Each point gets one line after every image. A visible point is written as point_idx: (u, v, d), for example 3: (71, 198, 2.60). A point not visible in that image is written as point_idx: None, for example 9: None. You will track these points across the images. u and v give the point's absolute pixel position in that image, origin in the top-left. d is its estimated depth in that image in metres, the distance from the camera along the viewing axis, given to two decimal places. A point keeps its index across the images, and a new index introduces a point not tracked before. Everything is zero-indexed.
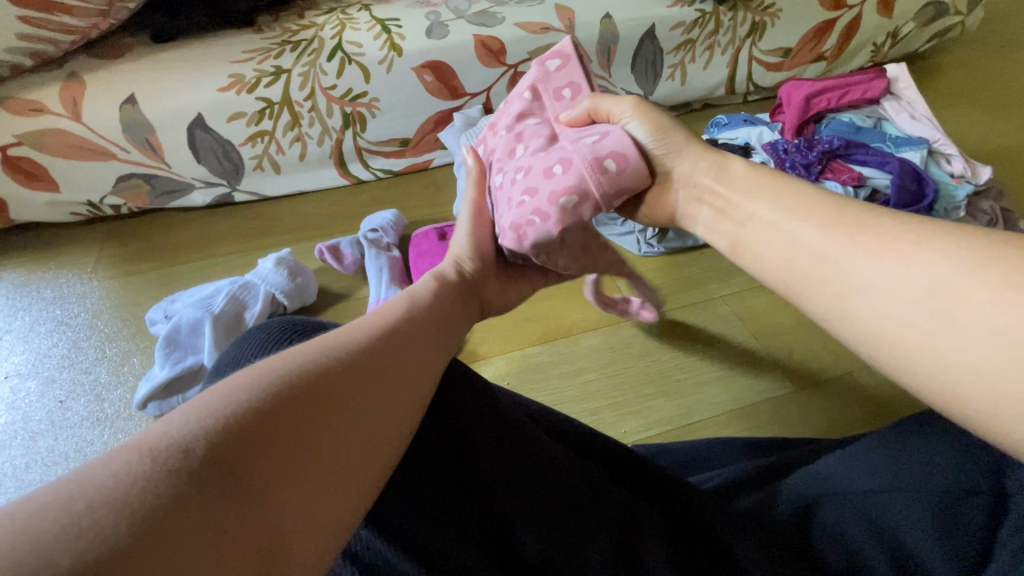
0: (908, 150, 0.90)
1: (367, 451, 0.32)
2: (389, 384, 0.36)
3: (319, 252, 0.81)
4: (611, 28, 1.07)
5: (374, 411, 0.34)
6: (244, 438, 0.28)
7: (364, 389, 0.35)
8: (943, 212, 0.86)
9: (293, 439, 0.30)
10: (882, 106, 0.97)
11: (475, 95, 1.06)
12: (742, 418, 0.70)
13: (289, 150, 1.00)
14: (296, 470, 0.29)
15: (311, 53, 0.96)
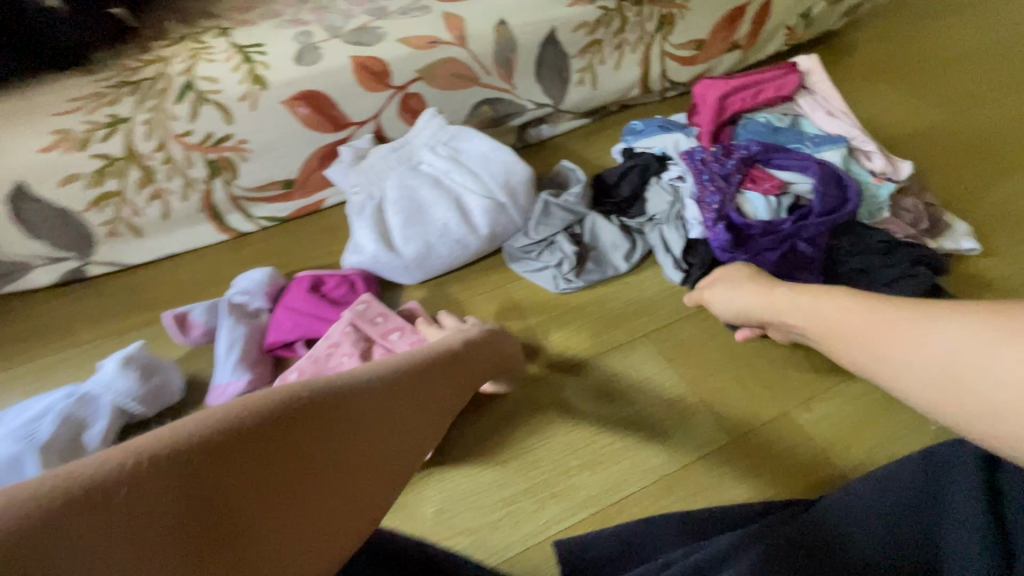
0: (828, 150, 0.84)
1: (324, 536, 0.34)
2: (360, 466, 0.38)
3: (163, 320, 0.72)
4: (507, 35, 0.96)
5: (342, 496, 0.36)
6: (205, 491, 0.30)
7: (337, 459, 0.36)
8: (867, 214, 0.82)
9: (271, 490, 0.32)
10: (798, 103, 0.92)
11: (363, 124, 0.95)
12: (676, 486, 0.62)
13: (147, 210, 0.86)
14: (272, 516, 0.32)
15: (156, 95, 0.81)
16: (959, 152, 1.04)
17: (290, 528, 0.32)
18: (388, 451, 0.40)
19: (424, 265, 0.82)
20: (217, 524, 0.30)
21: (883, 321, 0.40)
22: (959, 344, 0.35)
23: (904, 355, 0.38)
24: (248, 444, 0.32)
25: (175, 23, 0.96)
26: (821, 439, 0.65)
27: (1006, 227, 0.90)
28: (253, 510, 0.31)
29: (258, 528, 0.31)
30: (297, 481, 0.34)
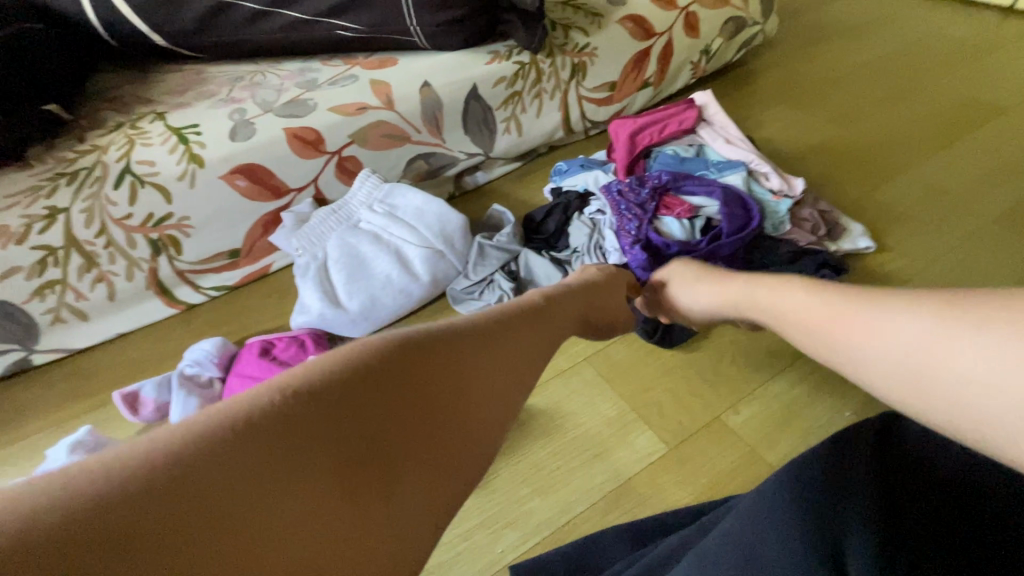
0: (730, 174, 0.93)
1: (451, 472, 0.38)
2: (468, 409, 0.41)
3: (114, 400, 0.74)
4: (432, 95, 1.04)
5: (455, 436, 0.39)
6: (345, 430, 0.33)
7: (445, 407, 0.39)
8: (772, 227, 0.89)
9: (408, 423, 0.36)
10: (699, 134, 1.02)
11: (302, 189, 0.99)
12: (621, 501, 0.66)
13: (92, 294, 0.87)
14: (410, 448, 0.36)
15: (93, 183, 0.84)
16: (852, 160, 1.15)
17: (408, 470, 0.35)
18: (491, 393, 0.43)
19: (371, 317, 0.86)
20: (350, 466, 0.33)
21: (837, 313, 0.43)
22: (927, 342, 0.35)
23: (877, 349, 0.38)
24: (377, 393, 0.35)
25: (109, 113, 1.00)
26: (750, 438, 0.70)
27: (896, 223, 1.00)
28: (381, 453, 0.34)
29: (381, 466, 0.34)
30: (413, 424, 0.36)
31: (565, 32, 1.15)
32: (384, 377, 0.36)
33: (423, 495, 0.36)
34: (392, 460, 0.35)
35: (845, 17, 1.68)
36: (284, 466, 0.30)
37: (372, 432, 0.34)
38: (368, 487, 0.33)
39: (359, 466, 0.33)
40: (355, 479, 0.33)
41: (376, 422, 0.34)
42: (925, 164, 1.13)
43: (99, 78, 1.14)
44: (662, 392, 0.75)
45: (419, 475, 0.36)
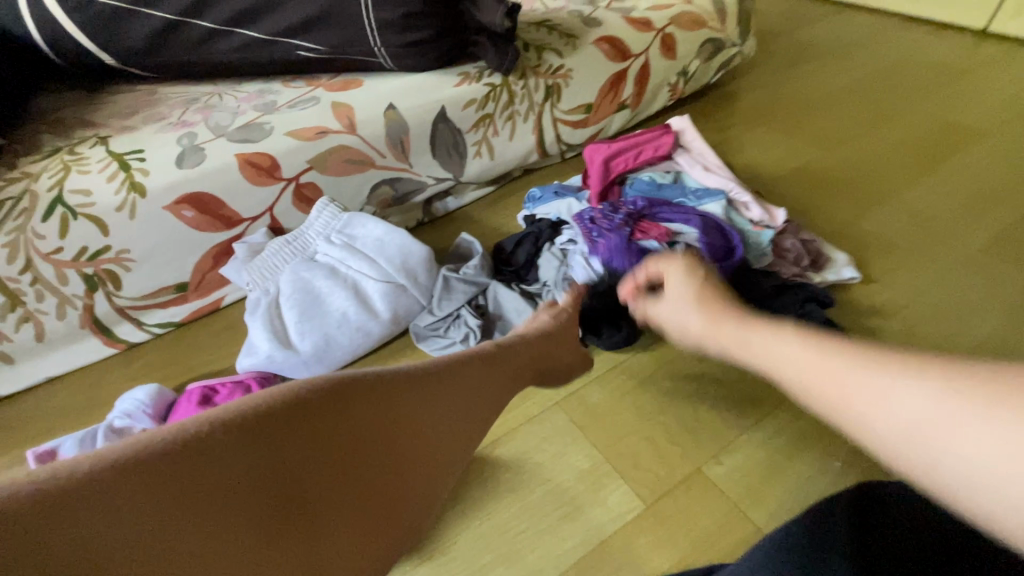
0: (708, 202, 0.89)
1: (364, 517, 0.45)
2: (399, 454, 0.48)
3: (28, 459, 0.66)
4: (398, 118, 0.99)
5: (382, 477, 0.47)
6: (270, 468, 0.40)
7: (376, 452, 0.47)
8: (754, 258, 0.85)
9: (325, 469, 0.43)
10: (676, 162, 0.98)
11: (256, 219, 0.93)
12: (593, 570, 0.59)
13: (18, 334, 0.80)
14: (329, 491, 0.43)
15: (20, 214, 0.77)
16: (834, 185, 1.12)
17: (333, 504, 0.43)
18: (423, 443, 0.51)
19: (326, 357, 0.79)
20: (287, 491, 0.41)
21: (832, 369, 0.32)
22: (941, 412, 0.28)
23: (875, 419, 0.30)
24: (297, 441, 0.42)
25: (49, 136, 0.94)
26: (734, 493, 0.64)
27: (880, 252, 0.97)
28: (313, 484, 0.42)
29: (311, 500, 0.42)
30: (343, 465, 0.44)
31: (538, 54, 1.12)
32: (326, 426, 0.44)
33: (334, 539, 0.42)
34: (318, 497, 0.42)
35: (823, 40, 1.67)
36: (235, 483, 0.39)
37: (309, 467, 0.42)
38: (299, 514, 0.41)
39: (277, 501, 0.40)
40: (282, 509, 0.40)
41: (314, 461, 0.42)
42: (908, 189, 1.10)
43: (45, 100, 1.07)
44: (639, 441, 0.69)
45: (335, 516, 0.43)
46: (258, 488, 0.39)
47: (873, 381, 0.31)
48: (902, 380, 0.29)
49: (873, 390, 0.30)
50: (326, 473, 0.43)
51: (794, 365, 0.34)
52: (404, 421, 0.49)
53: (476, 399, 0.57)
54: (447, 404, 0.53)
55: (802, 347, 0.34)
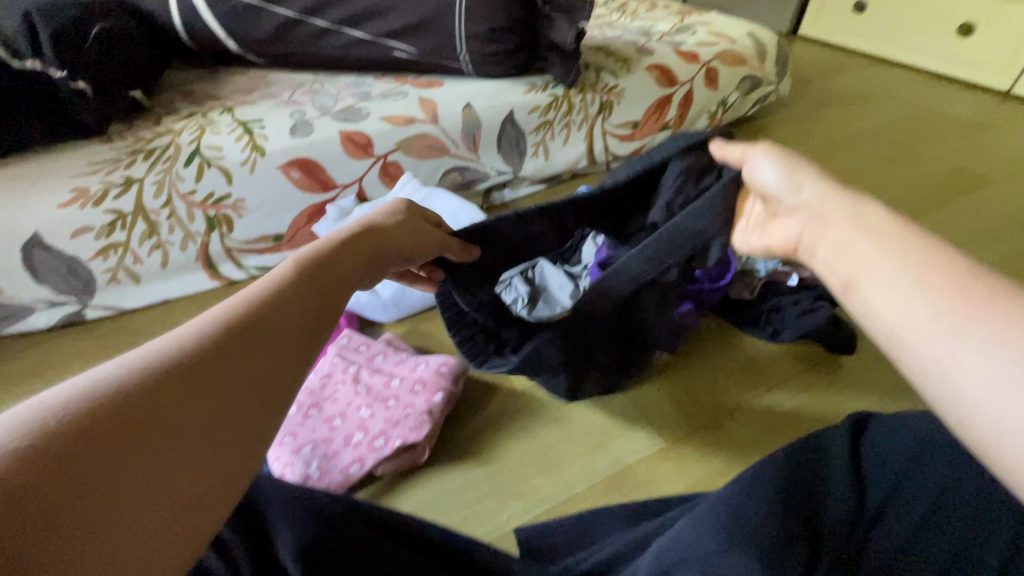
0: None
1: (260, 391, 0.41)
2: (257, 366, 0.42)
3: None
4: (473, 116, 1.15)
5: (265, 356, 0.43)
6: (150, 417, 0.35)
7: (232, 369, 0.40)
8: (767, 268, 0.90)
9: (203, 384, 0.38)
10: None
11: (347, 186, 1.08)
12: (619, 484, 0.71)
13: (148, 259, 0.96)
14: (214, 396, 0.39)
15: (166, 160, 0.94)
16: None
17: (205, 436, 0.37)
18: (282, 350, 0.44)
19: (401, 304, 0.92)
20: (155, 451, 0.35)
21: (926, 315, 0.37)
22: (1001, 371, 0.33)
23: (962, 361, 0.35)
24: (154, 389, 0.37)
25: (180, 102, 1.12)
26: (742, 443, 0.76)
27: None
28: (189, 415, 0.37)
29: (183, 445, 0.36)
30: (214, 368, 0.40)
31: (596, 74, 1.28)
32: (164, 378, 0.37)
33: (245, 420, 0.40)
34: (192, 439, 0.36)
35: (852, 89, 1.81)
36: (96, 466, 0.32)
37: (158, 411, 0.36)
38: (177, 461, 0.35)
39: (170, 432, 0.36)
40: (170, 438, 0.36)
41: (171, 399, 0.37)
42: (919, 222, 1.21)
43: (173, 74, 1.25)
44: (664, 394, 0.81)
45: (231, 404, 0.39)
46: (147, 436, 0.35)
47: (962, 337, 0.35)
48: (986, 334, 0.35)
49: (954, 344, 0.36)
50: (209, 380, 0.39)
51: (901, 283, 0.40)
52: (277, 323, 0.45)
53: (332, 297, 0.50)
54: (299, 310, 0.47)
55: (920, 280, 0.39)
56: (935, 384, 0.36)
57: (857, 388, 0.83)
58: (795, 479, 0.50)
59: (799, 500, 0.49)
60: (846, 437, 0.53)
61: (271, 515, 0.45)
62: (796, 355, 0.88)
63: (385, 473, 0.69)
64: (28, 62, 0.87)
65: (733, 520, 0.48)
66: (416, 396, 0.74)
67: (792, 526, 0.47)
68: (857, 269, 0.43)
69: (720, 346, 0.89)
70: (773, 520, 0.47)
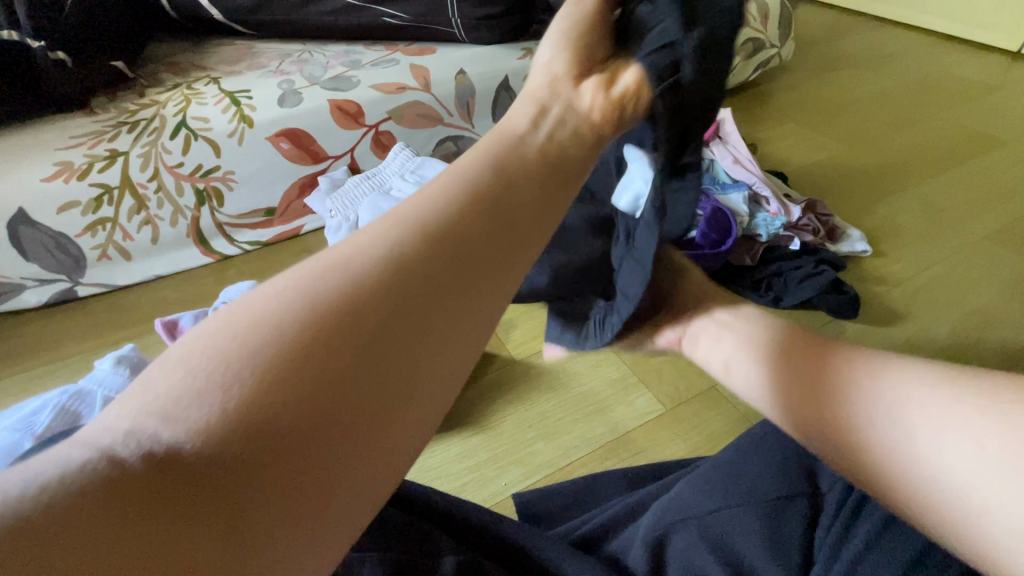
0: (732, 193, 0.97)
1: (436, 373, 0.27)
2: (452, 311, 0.28)
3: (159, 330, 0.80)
4: (467, 82, 1.12)
5: (453, 319, 0.28)
6: (291, 410, 0.23)
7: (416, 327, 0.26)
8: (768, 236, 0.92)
9: (371, 358, 0.25)
10: (712, 148, 1.06)
11: (338, 157, 1.06)
12: (617, 451, 0.70)
13: (138, 235, 0.95)
14: (380, 380, 0.25)
15: (151, 133, 0.92)
16: (857, 174, 1.21)
17: (363, 437, 0.24)
18: (475, 303, 0.29)
19: None
20: (294, 444, 0.23)
21: (902, 392, 0.37)
22: (980, 444, 0.32)
23: (944, 433, 0.34)
24: (308, 362, 0.24)
25: (164, 73, 1.08)
26: (743, 408, 0.75)
27: (894, 234, 1.04)
28: (346, 406, 0.24)
29: (329, 448, 0.23)
30: (388, 335, 0.26)
31: None
32: (310, 345, 0.24)
33: (412, 411, 0.26)
34: (342, 433, 0.24)
35: (858, 52, 1.76)
36: (223, 460, 0.22)
37: (314, 384, 0.24)
38: (313, 470, 0.23)
39: (315, 430, 0.23)
40: (307, 438, 0.23)
41: (328, 375, 0.24)
42: (923, 186, 1.18)
43: (158, 47, 1.22)
44: (664, 361, 0.80)
45: (403, 393, 0.26)
46: (279, 432, 0.23)
47: (930, 405, 0.35)
48: (952, 403, 0.34)
49: (929, 418, 0.35)
50: (379, 354, 0.25)
51: (866, 367, 0.40)
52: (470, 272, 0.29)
53: (509, 233, 0.31)
54: (481, 252, 0.29)
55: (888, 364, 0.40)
56: (910, 457, 0.34)
57: None
58: (789, 437, 0.50)
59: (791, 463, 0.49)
60: None
61: None
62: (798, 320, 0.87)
63: None
64: (3, 33, 0.85)
65: (732, 479, 0.49)
66: None
67: (790, 484, 0.47)
68: (820, 372, 0.43)
69: None
70: (772, 480, 0.48)
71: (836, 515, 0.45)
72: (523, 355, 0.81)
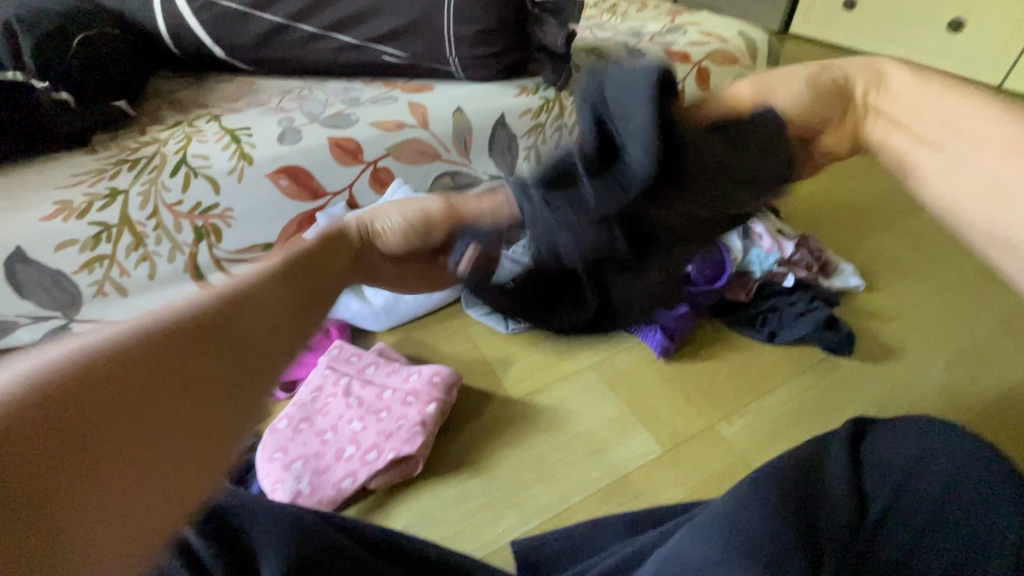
0: None
1: (206, 420, 0.32)
2: (227, 370, 0.33)
3: None
4: (464, 120, 1.14)
5: (228, 379, 0.33)
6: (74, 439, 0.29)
7: (197, 364, 0.32)
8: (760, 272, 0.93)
9: (142, 395, 0.31)
10: None
11: (337, 194, 1.08)
12: (616, 493, 0.69)
13: (135, 271, 0.95)
14: (161, 415, 0.31)
15: (152, 170, 0.93)
16: (848, 208, 1.23)
17: (129, 466, 0.30)
18: (260, 357, 0.34)
19: (392, 312, 0.90)
20: (94, 449, 0.29)
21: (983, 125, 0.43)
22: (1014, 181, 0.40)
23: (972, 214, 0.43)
24: (85, 399, 0.30)
25: (167, 110, 1.10)
26: (741, 448, 0.75)
27: (886, 269, 1.05)
28: (119, 443, 0.30)
29: (121, 452, 0.30)
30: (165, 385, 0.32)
31: None
32: (95, 380, 0.30)
33: (181, 454, 0.31)
34: (136, 446, 0.30)
35: None
36: (39, 456, 0.28)
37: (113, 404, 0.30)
38: (115, 469, 0.30)
39: (95, 455, 0.29)
40: (92, 465, 0.29)
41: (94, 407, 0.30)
42: (913, 220, 1.20)
43: (159, 83, 1.24)
44: (661, 401, 0.80)
45: (171, 439, 0.31)
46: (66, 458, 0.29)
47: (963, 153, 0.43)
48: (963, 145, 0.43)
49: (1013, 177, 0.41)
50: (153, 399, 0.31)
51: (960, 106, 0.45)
52: (257, 327, 0.35)
53: (312, 293, 0.39)
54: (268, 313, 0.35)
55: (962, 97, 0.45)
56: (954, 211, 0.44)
57: (856, 389, 0.82)
58: (790, 486, 0.50)
59: (793, 509, 0.48)
60: (845, 443, 0.54)
61: (253, 534, 0.43)
62: (795, 357, 0.87)
63: (378, 488, 0.68)
64: (9, 75, 0.86)
65: (735, 532, 0.48)
66: (409, 408, 0.72)
67: (790, 531, 0.46)
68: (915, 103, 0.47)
69: (717, 348, 0.88)
70: (767, 531, 0.46)
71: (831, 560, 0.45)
72: (521, 394, 0.81)
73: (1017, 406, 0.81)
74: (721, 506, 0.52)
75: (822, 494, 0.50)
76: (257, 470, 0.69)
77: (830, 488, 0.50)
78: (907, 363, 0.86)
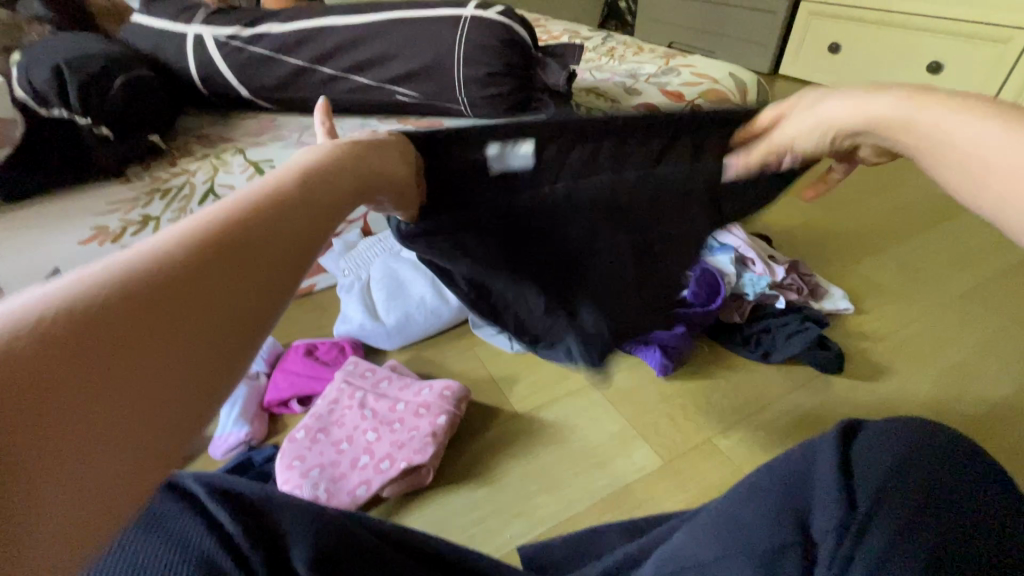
0: (719, 256, 1.03)
1: (244, 326, 0.31)
2: (258, 279, 0.32)
3: None
4: None
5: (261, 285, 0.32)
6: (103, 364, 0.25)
7: (192, 304, 0.29)
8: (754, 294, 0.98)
9: (175, 311, 0.28)
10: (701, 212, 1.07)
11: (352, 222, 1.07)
12: (618, 502, 0.72)
13: None
14: (192, 328, 0.29)
15: (182, 199, 1.02)
16: (835, 236, 1.29)
17: (168, 382, 0.27)
18: (282, 266, 0.33)
19: (403, 332, 0.95)
20: (70, 414, 0.24)
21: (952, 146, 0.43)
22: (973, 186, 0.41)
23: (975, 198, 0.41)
24: (110, 325, 0.26)
25: (195, 144, 1.18)
26: (737, 460, 0.78)
27: (875, 293, 1.10)
28: (154, 359, 0.27)
29: (77, 424, 0.24)
30: (196, 295, 0.29)
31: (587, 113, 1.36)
32: (125, 300, 0.27)
33: (223, 361, 0.29)
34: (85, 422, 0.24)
35: None
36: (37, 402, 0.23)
37: (46, 381, 0.24)
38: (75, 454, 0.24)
39: (129, 379, 0.26)
40: (131, 386, 0.26)
41: (133, 328, 0.27)
42: (900, 247, 1.25)
43: (188, 119, 1.33)
44: (660, 416, 0.84)
45: (208, 347, 0.29)
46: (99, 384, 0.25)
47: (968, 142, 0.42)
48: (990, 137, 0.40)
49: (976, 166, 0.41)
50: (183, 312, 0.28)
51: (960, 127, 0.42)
52: (277, 237, 0.34)
53: (323, 206, 0.38)
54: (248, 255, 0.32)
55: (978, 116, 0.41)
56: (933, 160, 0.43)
57: (846, 405, 0.86)
58: (781, 491, 0.52)
59: (791, 507, 0.50)
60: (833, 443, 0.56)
61: (284, 524, 0.45)
62: (788, 376, 0.91)
63: (391, 495, 0.71)
64: (54, 110, 0.93)
65: (732, 534, 0.51)
66: (420, 420, 0.76)
67: (787, 532, 0.49)
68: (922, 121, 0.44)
69: (713, 367, 0.92)
70: (768, 529, 0.49)
71: (837, 544, 0.46)
72: (527, 409, 0.85)
73: (1003, 424, 0.84)
74: (716, 513, 0.55)
75: (810, 503, 0.50)
76: (276, 477, 0.72)
77: (820, 497, 0.50)
78: (895, 381, 0.90)
